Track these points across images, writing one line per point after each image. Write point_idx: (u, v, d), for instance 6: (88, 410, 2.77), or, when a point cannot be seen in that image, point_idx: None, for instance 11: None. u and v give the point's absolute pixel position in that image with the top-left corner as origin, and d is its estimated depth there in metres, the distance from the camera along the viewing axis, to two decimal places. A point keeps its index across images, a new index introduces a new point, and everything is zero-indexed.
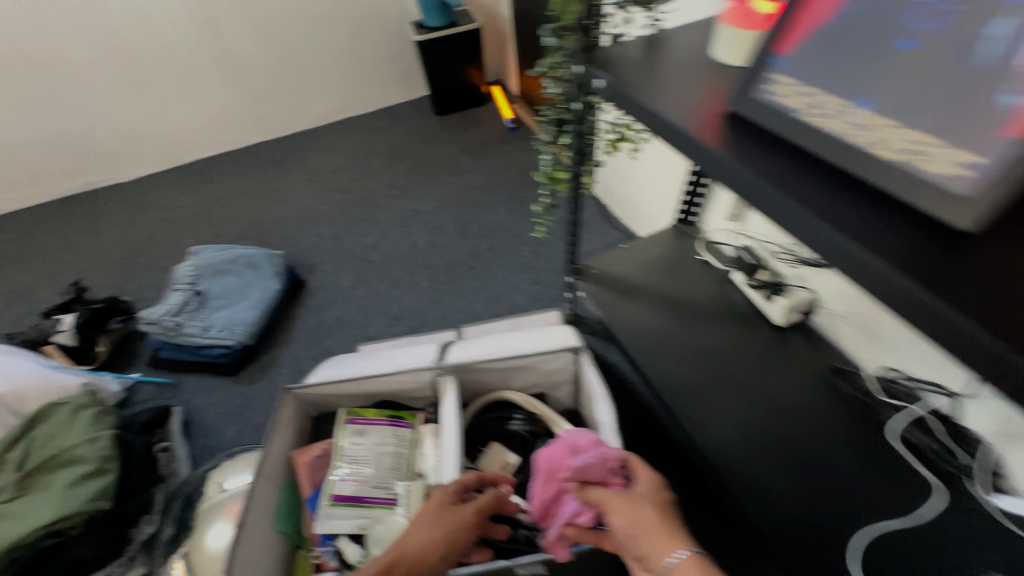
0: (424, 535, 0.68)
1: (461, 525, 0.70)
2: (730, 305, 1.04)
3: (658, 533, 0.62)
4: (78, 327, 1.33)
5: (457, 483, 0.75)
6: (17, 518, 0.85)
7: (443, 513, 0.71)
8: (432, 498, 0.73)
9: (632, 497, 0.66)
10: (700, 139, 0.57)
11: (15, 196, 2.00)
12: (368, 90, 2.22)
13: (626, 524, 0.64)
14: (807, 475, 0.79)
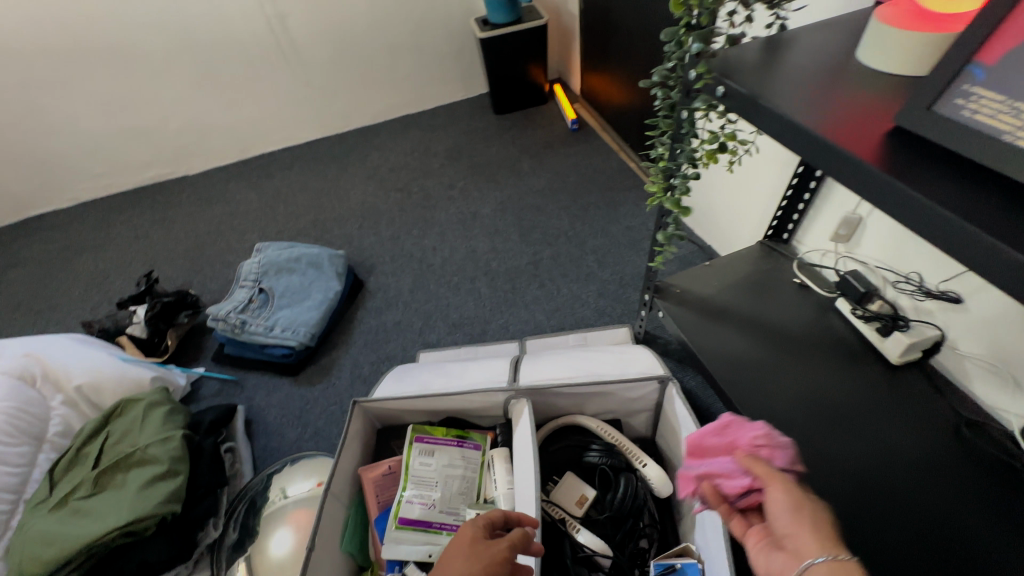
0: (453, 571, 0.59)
1: (495, 558, 0.60)
2: (833, 336, 0.94)
3: (814, 531, 0.50)
4: (148, 321, 1.35)
5: (485, 517, 0.67)
6: (95, 516, 0.86)
7: (473, 548, 0.62)
8: (461, 537, 0.65)
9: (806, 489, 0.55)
10: (869, 165, 0.48)
11: (95, 186, 2.09)
12: (428, 87, 2.19)
13: (786, 511, 0.52)
14: (944, 546, 0.68)
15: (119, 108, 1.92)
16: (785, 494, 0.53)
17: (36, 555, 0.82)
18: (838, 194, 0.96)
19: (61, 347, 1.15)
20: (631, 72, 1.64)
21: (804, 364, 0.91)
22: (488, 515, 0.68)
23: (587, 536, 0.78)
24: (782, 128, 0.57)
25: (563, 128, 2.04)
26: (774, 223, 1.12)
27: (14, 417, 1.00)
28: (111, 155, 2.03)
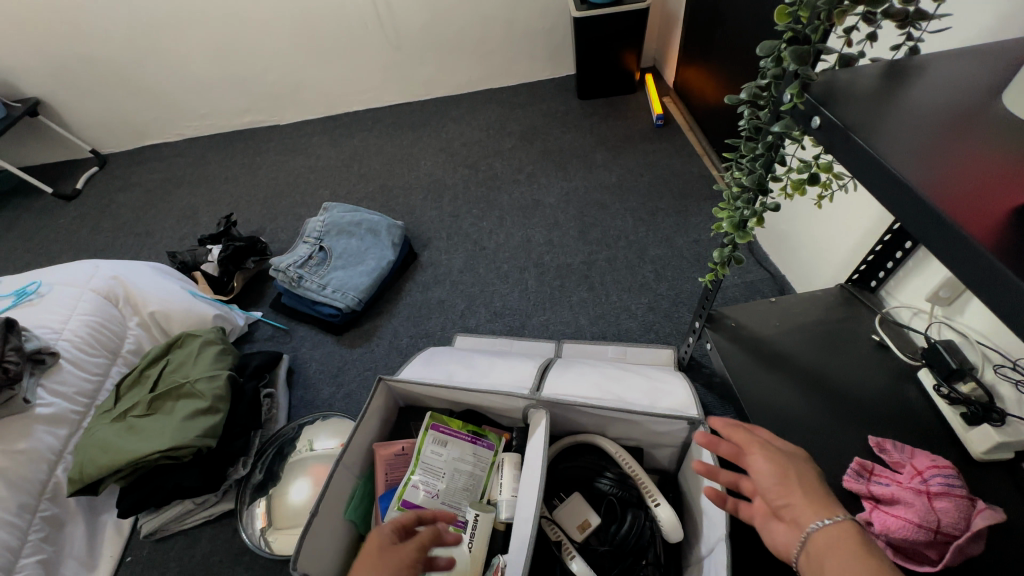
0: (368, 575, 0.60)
1: (409, 562, 0.63)
2: (905, 411, 0.82)
3: (804, 496, 0.54)
4: (220, 261, 1.46)
5: (398, 518, 0.69)
6: (143, 436, 0.96)
7: (386, 551, 0.64)
8: (370, 542, 0.66)
9: (789, 451, 0.61)
10: (989, 253, 0.39)
11: (199, 125, 2.27)
12: (514, 63, 2.14)
13: (773, 477, 0.57)
14: None
15: (224, 55, 2.04)
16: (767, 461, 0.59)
17: (94, 459, 0.93)
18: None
19: (143, 274, 1.28)
20: (732, 72, 1.49)
21: (861, 437, 0.80)
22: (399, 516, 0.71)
23: (579, 563, 0.75)
24: (883, 182, 0.47)
25: (647, 122, 1.92)
26: (863, 267, 0.99)
27: (96, 331, 1.14)
28: (214, 98, 2.18)
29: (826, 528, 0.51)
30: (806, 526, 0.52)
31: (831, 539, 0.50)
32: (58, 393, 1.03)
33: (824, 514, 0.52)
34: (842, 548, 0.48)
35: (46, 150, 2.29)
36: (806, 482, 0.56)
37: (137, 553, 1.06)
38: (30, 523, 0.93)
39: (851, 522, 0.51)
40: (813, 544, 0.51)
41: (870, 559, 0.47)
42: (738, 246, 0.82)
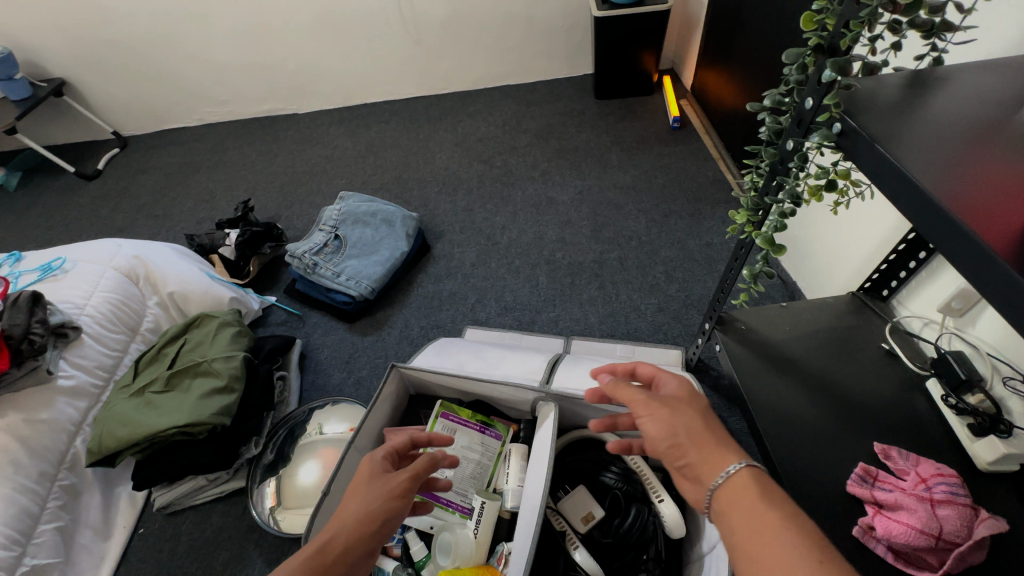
0: (358, 501, 0.63)
1: (398, 490, 0.65)
2: (912, 419, 0.83)
3: (697, 454, 0.52)
4: (238, 245, 1.49)
5: (387, 446, 0.72)
6: (161, 411, 0.99)
7: (377, 478, 0.66)
8: (363, 468, 0.69)
9: (676, 398, 0.59)
10: (1007, 263, 0.40)
11: (219, 110, 2.31)
12: (532, 60, 2.15)
13: (663, 439, 0.55)
14: None
15: (246, 43, 2.06)
16: (654, 423, 0.56)
17: (113, 432, 0.96)
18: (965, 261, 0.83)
19: (163, 255, 1.30)
20: (750, 77, 1.49)
21: (866, 443, 0.81)
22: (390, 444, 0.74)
23: (583, 555, 0.77)
24: (906, 191, 0.48)
25: (664, 124, 1.92)
26: (875, 276, 1.00)
27: (117, 307, 1.17)
28: (234, 85, 2.21)
29: (728, 485, 0.49)
30: (707, 487, 0.50)
31: (735, 497, 0.48)
32: (79, 367, 1.06)
33: (723, 467, 0.50)
34: (747, 502, 0.47)
35: (69, 130, 2.33)
36: (696, 434, 0.54)
37: (149, 525, 1.09)
38: (49, 491, 0.96)
39: (747, 469, 0.49)
40: (719, 501, 0.49)
41: (772, 506, 0.47)
42: (771, 261, 0.78)
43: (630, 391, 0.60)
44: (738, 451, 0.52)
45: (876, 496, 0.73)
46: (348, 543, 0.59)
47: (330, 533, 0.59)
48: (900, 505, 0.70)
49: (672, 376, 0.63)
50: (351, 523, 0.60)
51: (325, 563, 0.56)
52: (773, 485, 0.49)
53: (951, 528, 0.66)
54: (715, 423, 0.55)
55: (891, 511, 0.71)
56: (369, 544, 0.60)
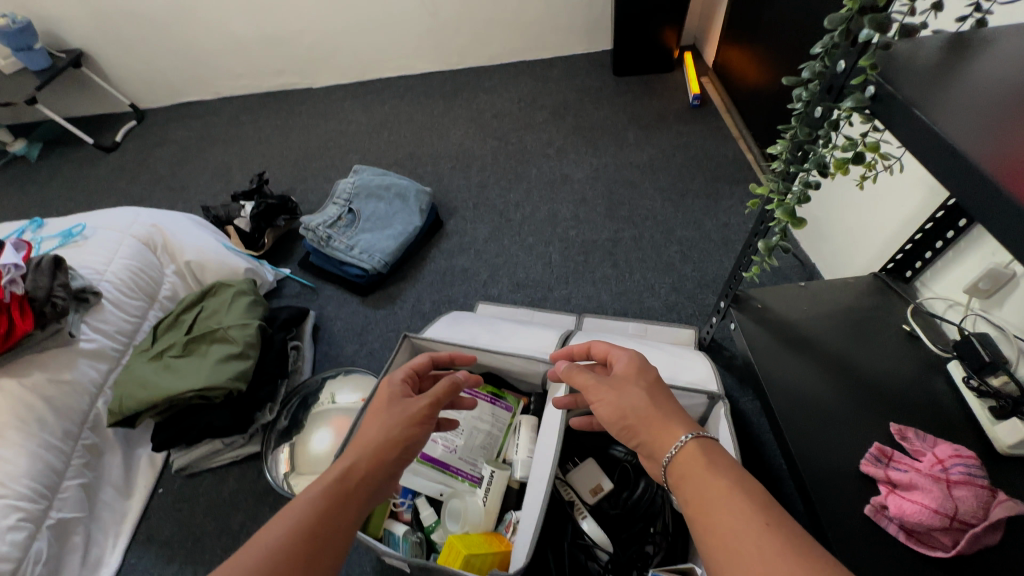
0: (379, 427, 0.64)
1: (418, 416, 0.66)
2: (931, 401, 0.81)
3: (644, 433, 0.56)
4: (253, 217, 1.50)
5: (404, 373, 0.73)
6: (179, 375, 1.01)
7: (396, 405, 0.67)
8: (381, 395, 0.70)
9: (623, 377, 0.62)
10: None
11: (235, 84, 2.30)
12: (550, 35, 2.10)
13: (615, 422, 0.59)
14: None
15: (262, 15, 2.04)
16: (603, 407, 0.60)
17: (134, 393, 0.99)
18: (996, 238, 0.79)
19: (180, 224, 1.32)
20: (774, 53, 1.44)
21: (883, 423, 0.80)
22: (405, 370, 0.75)
23: (591, 526, 0.79)
24: (944, 155, 0.46)
25: (683, 102, 1.87)
26: (899, 256, 0.97)
27: (135, 275, 1.19)
28: (250, 58, 2.20)
29: (678, 459, 0.52)
30: (660, 461, 0.54)
31: (686, 468, 0.51)
32: (100, 331, 1.09)
33: (672, 441, 0.54)
34: (693, 473, 0.50)
35: (88, 102, 2.35)
36: (643, 412, 0.57)
37: (168, 486, 1.12)
38: (73, 449, 0.99)
39: (694, 440, 0.53)
40: (670, 474, 0.53)
41: (719, 474, 0.49)
42: (789, 236, 0.74)
43: (579, 378, 0.64)
44: (688, 422, 0.56)
45: (890, 475, 0.72)
46: (371, 467, 0.60)
47: (352, 458, 0.60)
48: (914, 485, 0.69)
49: (622, 353, 0.66)
50: (373, 450, 0.61)
51: (349, 487, 0.57)
52: (721, 452, 0.52)
53: (967, 508, 0.66)
54: (661, 398, 0.58)
55: (906, 489, 0.70)
56: (391, 467, 0.62)
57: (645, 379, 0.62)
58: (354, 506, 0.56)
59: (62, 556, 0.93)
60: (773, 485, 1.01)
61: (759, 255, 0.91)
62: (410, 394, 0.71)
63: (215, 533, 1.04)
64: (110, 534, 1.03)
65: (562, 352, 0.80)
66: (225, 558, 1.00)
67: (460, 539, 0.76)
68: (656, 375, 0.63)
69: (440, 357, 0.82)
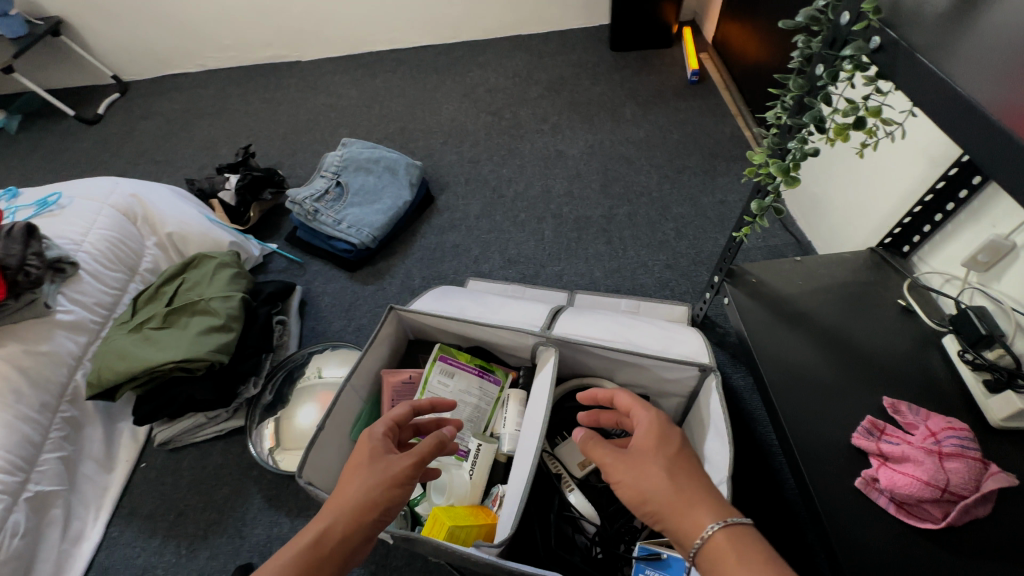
0: (357, 487, 0.61)
1: (401, 478, 0.63)
2: (925, 376, 0.80)
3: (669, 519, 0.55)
4: (238, 190, 1.46)
5: (387, 426, 0.69)
6: (159, 346, 0.98)
7: (378, 461, 0.64)
8: (362, 449, 0.66)
9: (642, 452, 0.60)
10: None
11: (221, 56, 2.23)
12: (546, 9, 2.04)
13: (637, 503, 0.58)
14: None
15: None
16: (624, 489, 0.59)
17: (112, 365, 0.96)
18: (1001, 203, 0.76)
19: (161, 195, 1.28)
20: (773, 27, 1.40)
21: (876, 397, 0.79)
22: (388, 420, 0.70)
23: (577, 498, 0.78)
24: (952, 104, 0.44)
25: (681, 78, 1.83)
26: (897, 230, 0.95)
27: (115, 246, 1.15)
28: (236, 29, 2.13)
29: (706, 550, 0.52)
30: (687, 551, 0.54)
31: (715, 562, 0.51)
32: (77, 302, 1.05)
33: (699, 532, 0.53)
34: (728, 570, 0.50)
35: (68, 73, 2.27)
36: (667, 497, 0.56)
37: (151, 460, 1.10)
38: (52, 422, 0.97)
39: (722, 530, 0.52)
40: (700, 563, 0.52)
41: (754, 574, 0.49)
42: (783, 197, 0.72)
43: (599, 451, 0.62)
44: (715, 505, 0.54)
45: (882, 447, 0.71)
46: (346, 532, 0.58)
47: (326, 522, 0.58)
48: (907, 459, 0.68)
49: (644, 416, 0.64)
50: (350, 512, 0.59)
51: (319, 556, 0.56)
52: (753, 543, 0.51)
53: (960, 481, 0.65)
54: (681, 478, 0.57)
55: (897, 462, 0.69)
56: (367, 532, 0.60)
57: (665, 452, 0.60)
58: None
59: (41, 529, 0.92)
60: (764, 461, 1.00)
61: (751, 219, 0.89)
62: (394, 449, 0.67)
63: (198, 507, 1.02)
64: (91, 508, 1.01)
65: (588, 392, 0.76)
66: (209, 532, 0.98)
67: (445, 511, 0.75)
68: (678, 445, 0.61)
69: (423, 403, 0.76)
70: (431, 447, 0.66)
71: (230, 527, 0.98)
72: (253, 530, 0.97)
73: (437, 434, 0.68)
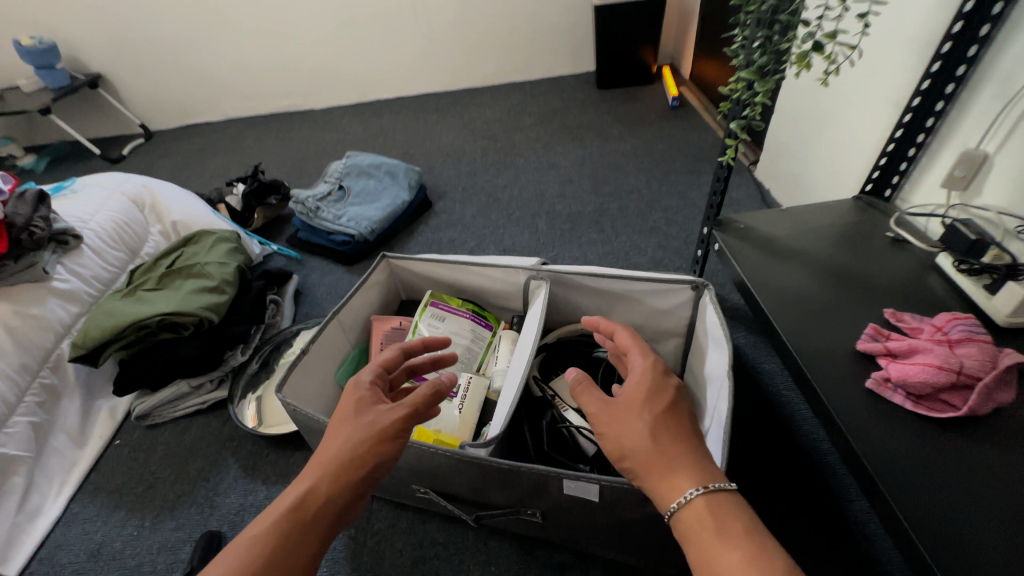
0: (343, 443, 0.55)
1: (392, 432, 0.56)
2: (924, 293, 0.78)
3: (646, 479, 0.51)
4: (244, 195, 1.52)
5: (374, 373, 0.63)
6: (149, 304, 0.98)
7: (364, 415, 0.57)
8: (348, 400, 0.60)
9: (627, 406, 0.54)
10: None
11: (241, 106, 2.44)
12: (538, 56, 2.26)
13: (614, 453, 0.53)
14: (1012, 509, 0.54)
15: (271, 40, 2.21)
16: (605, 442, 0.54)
17: (99, 322, 0.95)
18: (983, 99, 0.76)
19: (170, 189, 1.34)
20: None
21: (877, 312, 0.77)
22: (374, 368, 0.64)
23: (574, 418, 0.72)
24: None
25: (663, 105, 1.98)
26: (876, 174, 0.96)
27: (119, 228, 1.19)
28: (256, 81, 2.34)
29: (682, 516, 0.48)
30: (662, 511, 0.50)
31: (690, 529, 0.47)
32: (76, 274, 1.07)
33: (677, 496, 0.48)
34: (699, 538, 0.46)
35: (99, 124, 2.46)
36: (644, 455, 0.51)
37: (126, 437, 1.04)
38: (29, 385, 0.94)
39: (702, 497, 0.47)
40: (675, 524, 0.49)
41: (732, 543, 0.45)
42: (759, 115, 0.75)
43: (584, 401, 0.57)
44: (696, 467, 0.50)
45: (888, 347, 0.68)
46: (332, 493, 0.52)
47: (311, 480, 0.53)
48: (918, 353, 0.65)
49: (637, 366, 0.58)
50: (335, 470, 0.53)
51: (304, 517, 0.51)
52: (736, 511, 0.47)
53: (973, 366, 0.61)
54: (667, 441, 0.51)
55: (905, 358, 0.66)
56: (357, 490, 0.54)
57: (653, 408, 0.54)
58: (312, 539, 0.50)
59: None
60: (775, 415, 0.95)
61: (734, 138, 0.84)
62: (382, 399, 0.61)
63: (168, 479, 0.94)
64: (56, 483, 0.94)
65: (589, 321, 0.72)
66: (177, 503, 0.90)
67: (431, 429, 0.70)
68: (670, 402, 0.54)
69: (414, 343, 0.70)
70: (424, 396, 0.59)
71: (201, 496, 0.90)
72: (225, 499, 0.89)
73: (431, 382, 0.60)
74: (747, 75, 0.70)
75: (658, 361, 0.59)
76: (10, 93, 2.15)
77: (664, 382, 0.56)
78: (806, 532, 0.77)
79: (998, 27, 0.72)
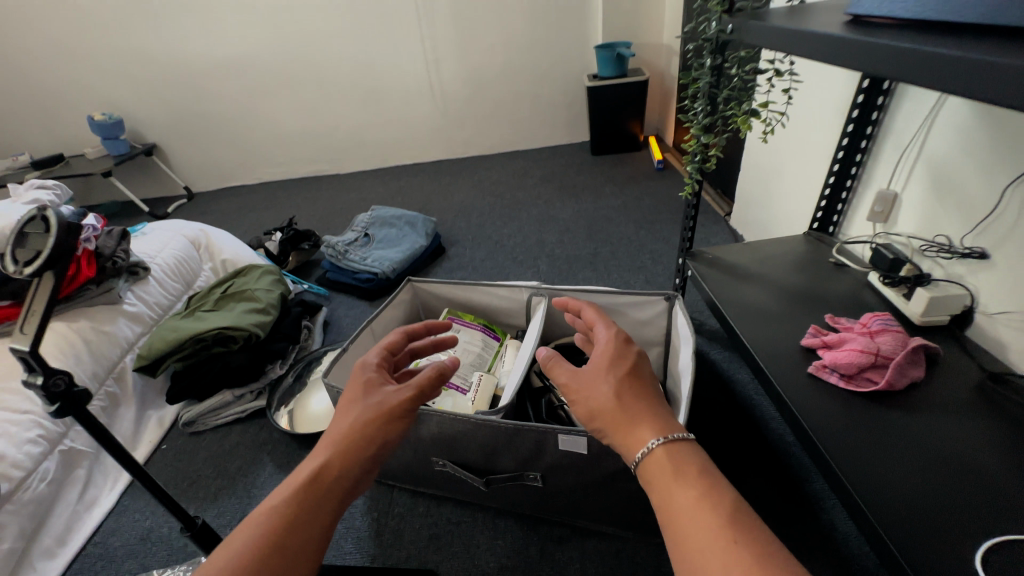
0: (353, 420, 0.58)
1: (400, 410, 0.60)
2: (858, 303, 0.94)
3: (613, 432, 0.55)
4: (280, 241, 1.73)
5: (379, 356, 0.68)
6: (207, 320, 1.15)
7: (373, 395, 0.61)
8: (356, 383, 0.64)
9: (594, 372, 0.59)
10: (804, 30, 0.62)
11: (275, 171, 2.74)
12: (539, 128, 2.58)
13: (586, 415, 0.58)
14: (920, 452, 0.67)
15: (307, 116, 2.55)
16: (578, 406, 0.59)
17: (163, 335, 1.11)
18: (887, 150, 0.97)
19: (221, 233, 1.55)
20: None
21: (819, 318, 0.92)
22: (379, 353, 0.69)
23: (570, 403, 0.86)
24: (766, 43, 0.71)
25: (649, 168, 2.25)
26: (820, 213, 1.15)
27: (180, 263, 1.39)
28: (291, 150, 2.67)
29: (647, 464, 0.51)
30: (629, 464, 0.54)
31: (652, 476, 0.51)
32: (142, 299, 1.25)
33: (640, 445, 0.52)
34: (660, 482, 0.49)
35: (147, 185, 2.75)
36: (609, 412, 0.56)
37: (172, 442, 1.16)
38: (98, 390, 1.09)
39: (661, 445, 0.51)
40: (641, 473, 0.52)
41: (689, 482, 0.48)
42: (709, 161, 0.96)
43: (556, 374, 0.63)
44: (658, 420, 0.54)
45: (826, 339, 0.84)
46: (345, 466, 0.55)
47: (324, 456, 0.55)
48: (847, 342, 0.81)
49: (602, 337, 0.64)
50: (347, 444, 0.56)
51: (320, 489, 0.53)
52: (692, 455, 0.51)
53: (887, 348, 0.77)
54: (629, 399, 0.55)
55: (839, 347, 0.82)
56: (368, 464, 0.57)
57: (617, 373, 0.59)
58: (325, 510, 0.52)
59: (65, 483, 0.97)
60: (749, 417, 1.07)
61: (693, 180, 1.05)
62: (388, 382, 0.65)
63: (210, 475, 1.06)
64: (110, 478, 1.05)
65: (559, 303, 0.81)
66: (219, 495, 1.01)
67: None
68: (632, 366, 0.59)
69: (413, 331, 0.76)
70: (428, 378, 0.64)
71: (240, 489, 1.01)
72: (262, 491, 1.00)
73: (434, 365, 0.65)
74: (696, 131, 0.91)
75: (621, 332, 0.64)
76: (76, 159, 2.46)
77: (626, 349, 0.62)
78: (776, 510, 0.87)
79: (887, 99, 0.95)
